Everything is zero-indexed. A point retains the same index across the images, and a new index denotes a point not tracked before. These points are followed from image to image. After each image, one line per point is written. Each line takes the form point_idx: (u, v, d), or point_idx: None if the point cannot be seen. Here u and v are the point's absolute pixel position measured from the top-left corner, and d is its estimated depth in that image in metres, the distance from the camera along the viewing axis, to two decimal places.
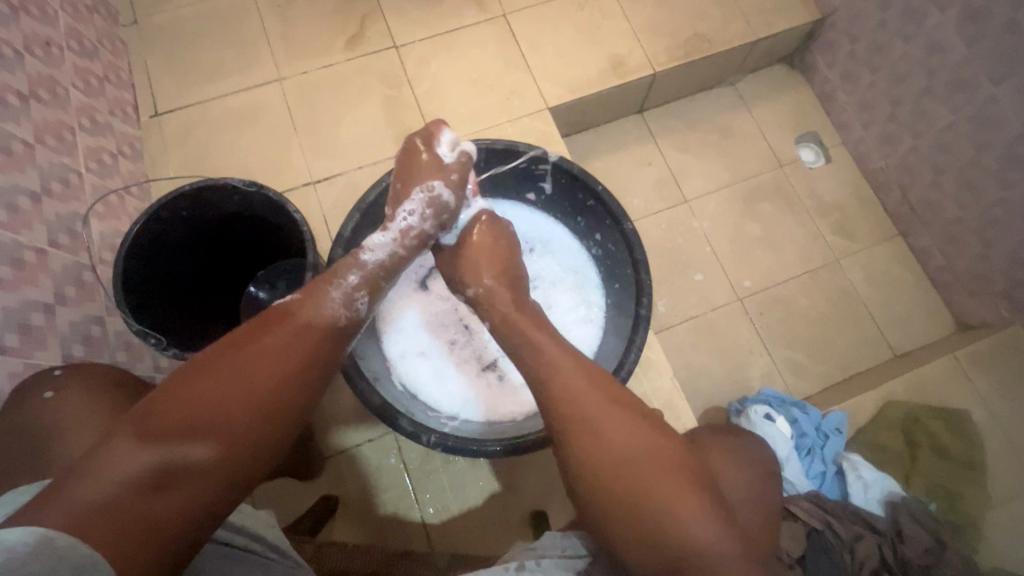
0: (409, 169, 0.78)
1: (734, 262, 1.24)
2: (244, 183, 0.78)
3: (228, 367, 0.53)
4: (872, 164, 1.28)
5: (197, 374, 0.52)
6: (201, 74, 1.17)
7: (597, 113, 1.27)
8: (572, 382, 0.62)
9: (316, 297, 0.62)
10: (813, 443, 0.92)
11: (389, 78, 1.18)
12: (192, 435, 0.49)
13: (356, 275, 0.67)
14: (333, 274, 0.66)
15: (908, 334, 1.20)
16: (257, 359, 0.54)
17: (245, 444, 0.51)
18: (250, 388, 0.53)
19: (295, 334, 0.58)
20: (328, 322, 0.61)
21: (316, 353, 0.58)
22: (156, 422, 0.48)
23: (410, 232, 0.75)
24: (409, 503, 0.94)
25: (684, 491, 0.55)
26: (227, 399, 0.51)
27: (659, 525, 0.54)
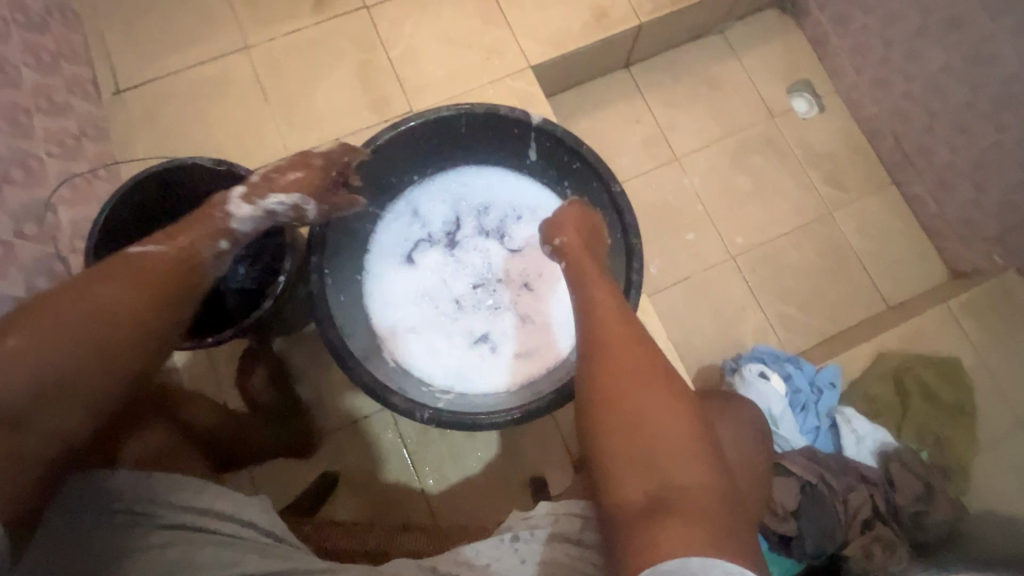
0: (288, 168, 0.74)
1: (725, 219, 1.22)
2: (212, 162, 0.75)
3: (67, 314, 0.51)
4: (865, 111, 1.24)
5: (28, 316, 0.50)
6: (161, 44, 1.11)
7: (581, 70, 1.22)
8: (602, 320, 0.63)
9: (184, 244, 0.63)
10: (807, 399, 0.92)
11: (361, 41, 1.12)
12: (28, 388, 0.48)
13: (226, 242, 0.67)
14: (201, 224, 0.66)
15: (901, 284, 1.19)
16: (97, 307, 0.53)
17: (84, 396, 0.51)
18: (88, 336, 0.51)
19: (148, 281, 0.58)
20: (193, 269, 0.63)
21: (164, 304, 0.58)
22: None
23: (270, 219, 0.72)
24: (408, 476, 0.95)
25: (670, 427, 0.55)
26: (65, 350, 0.50)
27: (643, 456, 0.55)
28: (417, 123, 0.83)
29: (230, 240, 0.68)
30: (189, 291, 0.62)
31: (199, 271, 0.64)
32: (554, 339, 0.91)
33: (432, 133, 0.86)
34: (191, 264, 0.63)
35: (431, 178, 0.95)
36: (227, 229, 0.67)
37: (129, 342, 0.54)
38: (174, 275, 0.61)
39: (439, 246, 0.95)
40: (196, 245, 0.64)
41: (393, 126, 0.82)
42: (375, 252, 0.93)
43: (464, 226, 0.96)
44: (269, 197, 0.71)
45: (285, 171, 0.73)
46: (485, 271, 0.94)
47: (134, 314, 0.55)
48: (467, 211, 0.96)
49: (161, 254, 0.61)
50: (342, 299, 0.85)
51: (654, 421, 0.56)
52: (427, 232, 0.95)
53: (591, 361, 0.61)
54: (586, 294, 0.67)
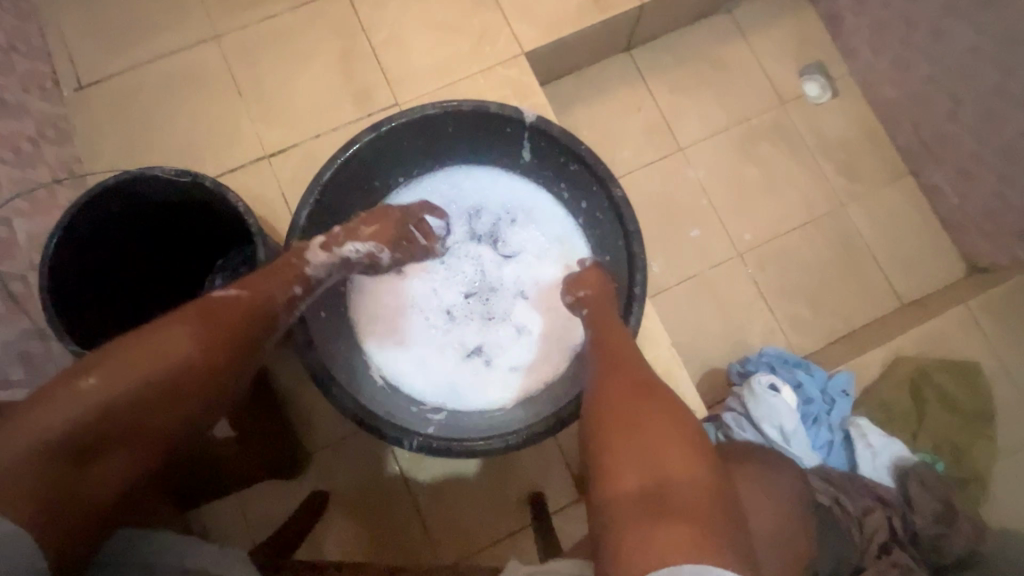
0: (370, 220, 0.78)
1: (732, 213, 1.15)
2: (172, 171, 0.67)
3: (151, 355, 0.55)
4: (882, 95, 1.17)
5: (123, 351, 0.54)
6: (124, 34, 1.02)
7: (579, 54, 1.13)
8: (614, 342, 0.70)
9: (261, 290, 0.65)
10: (819, 410, 0.87)
11: (341, 28, 1.04)
12: (108, 421, 0.52)
13: (300, 288, 0.69)
14: (279, 271, 0.68)
15: (916, 280, 1.14)
16: (177, 350, 0.56)
17: (152, 432, 0.55)
18: (165, 379, 0.55)
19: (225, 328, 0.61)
20: (267, 316, 0.65)
21: (233, 353, 0.61)
22: (72, 397, 0.51)
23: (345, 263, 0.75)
24: (402, 494, 0.90)
25: (666, 427, 0.59)
26: (142, 391, 0.54)
27: (640, 446, 0.58)
28: (400, 123, 0.76)
29: (304, 285, 0.70)
30: (257, 339, 0.64)
31: (272, 319, 0.66)
32: (550, 349, 0.86)
33: (417, 133, 0.80)
34: (266, 313, 0.65)
35: (418, 179, 0.89)
36: (302, 276, 0.69)
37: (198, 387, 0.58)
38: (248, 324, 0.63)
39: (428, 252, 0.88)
40: (274, 293, 0.66)
41: (374, 126, 0.75)
42: None
43: (454, 230, 0.89)
44: (347, 245, 0.74)
45: (364, 221, 0.77)
46: (478, 279, 0.88)
47: (205, 363, 0.58)
48: (457, 214, 0.90)
49: (242, 298, 0.64)
50: (324, 316, 0.79)
51: (648, 425, 0.60)
52: None
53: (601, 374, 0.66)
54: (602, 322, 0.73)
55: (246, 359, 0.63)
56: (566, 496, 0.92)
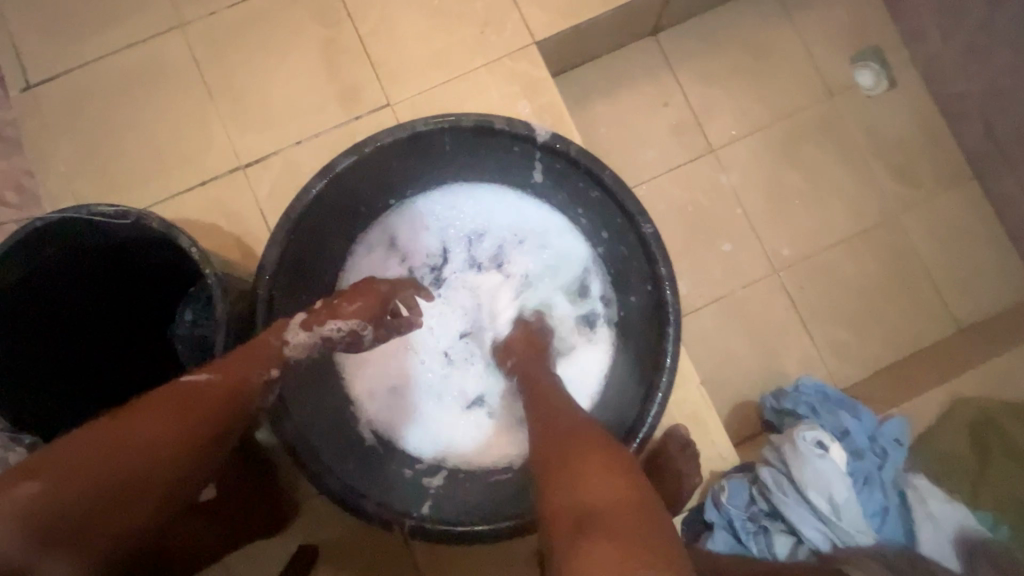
0: (357, 292, 0.66)
1: (769, 225, 1.02)
2: (113, 211, 0.56)
3: (102, 452, 0.46)
4: (949, 87, 1.01)
5: (68, 450, 0.45)
6: (77, 24, 0.89)
7: (598, 41, 0.98)
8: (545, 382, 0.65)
9: (238, 375, 0.56)
10: (871, 467, 0.77)
11: (323, 14, 0.90)
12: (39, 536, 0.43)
13: (278, 370, 0.59)
14: (256, 351, 0.58)
15: (977, 303, 1.01)
16: (136, 444, 0.47)
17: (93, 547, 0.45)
18: (118, 485, 0.45)
19: (194, 416, 0.51)
20: (243, 403, 0.56)
21: (202, 445, 0.51)
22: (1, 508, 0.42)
23: (324, 343, 0.64)
24: (398, 549, 0.82)
25: (596, 455, 0.50)
26: (86, 497, 0.44)
27: (562, 468, 0.51)
28: (387, 142, 0.64)
29: (280, 367, 0.60)
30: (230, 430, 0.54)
31: (249, 405, 0.56)
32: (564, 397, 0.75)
33: (408, 151, 0.67)
34: (241, 397, 0.55)
35: (412, 200, 0.77)
36: (280, 359, 0.60)
37: (158, 489, 0.48)
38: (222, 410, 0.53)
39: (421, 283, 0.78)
40: (251, 376, 0.56)
41: (354, 147, 0.62)
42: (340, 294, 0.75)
43: (452, 258, 0.79)
44: (329, 322, 0.64)
45: (347, 295, 0.65)
46: (478, 314, 0.78)
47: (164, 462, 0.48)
48: (457, 240, 0.79)
49: (214, 382, 0.55)
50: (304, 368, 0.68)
51: (571, 457, 0.51)
52: (405, 266, 0.77)
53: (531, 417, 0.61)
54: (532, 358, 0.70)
55: (219, 451, 0.53)
56: None
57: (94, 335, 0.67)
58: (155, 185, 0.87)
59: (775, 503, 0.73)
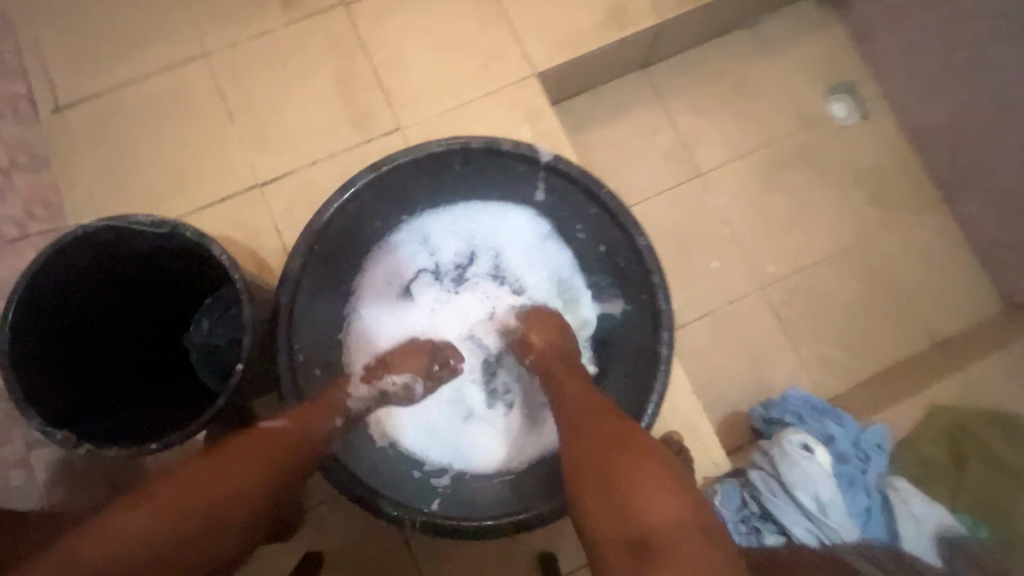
0: (402, 350, 0.78)
1: (754, 244, 1.08)
2: (148, 220, 0.60)
3: (187, 494, 0.51)
4: (916, 119, 1.10)
5: (158, 493, 0.50)
6: (108, 54, 0.95)
7: (593, 74, 1.06)
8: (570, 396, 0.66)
9: (308, 424, 0.62)
10: (855, 470, 0.81)
11: (339, 47, 0.96)
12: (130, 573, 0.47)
13: (341, 419, 0.66)
14: (326, 400, 0.66)
15: (952, 318, 1.06)
16: (215, 492, 0.52)
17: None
18: (204, 523, 0.51)
19: (266, 465, 0.56)
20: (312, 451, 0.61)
21: (272, 493, 0.57)
22: (96, 544, 0.46)
23: (383, 394, 0.74)
24: (403, 552, 0.84)
25: (644, 460, 0.54)
26: (177, 535, 0.49)
27: (614, 492, 0.52)
28: (403, 162, 0.69)
29: (345, 418, 0.68)
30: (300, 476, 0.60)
31: (319, 454, 0.62)
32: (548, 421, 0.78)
33: (422, 172, 0.73)
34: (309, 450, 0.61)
35: (423, 215, 0.81)
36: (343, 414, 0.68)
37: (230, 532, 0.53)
38: (291, 461, 0.58)
39: (443, 283, 0.84)
40: (320, 427, 0.63)
41: (373, 166, 0.68)
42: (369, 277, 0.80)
43: (476, 263, 0.85)
44: (385, 377, 0.74)
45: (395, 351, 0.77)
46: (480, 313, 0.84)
47: (240, 507, 0.53)
48: (479, 249, 0.85)
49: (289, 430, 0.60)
50: (319, 374, 0.71)
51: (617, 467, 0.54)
52: (433, 264, 0.84)
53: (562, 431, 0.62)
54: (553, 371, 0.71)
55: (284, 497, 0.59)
56: (578, 558, 0.85)
57: (119, 338, 0.70)
58: (176, 202, 0.92)
59: (766, 504, 0.77)
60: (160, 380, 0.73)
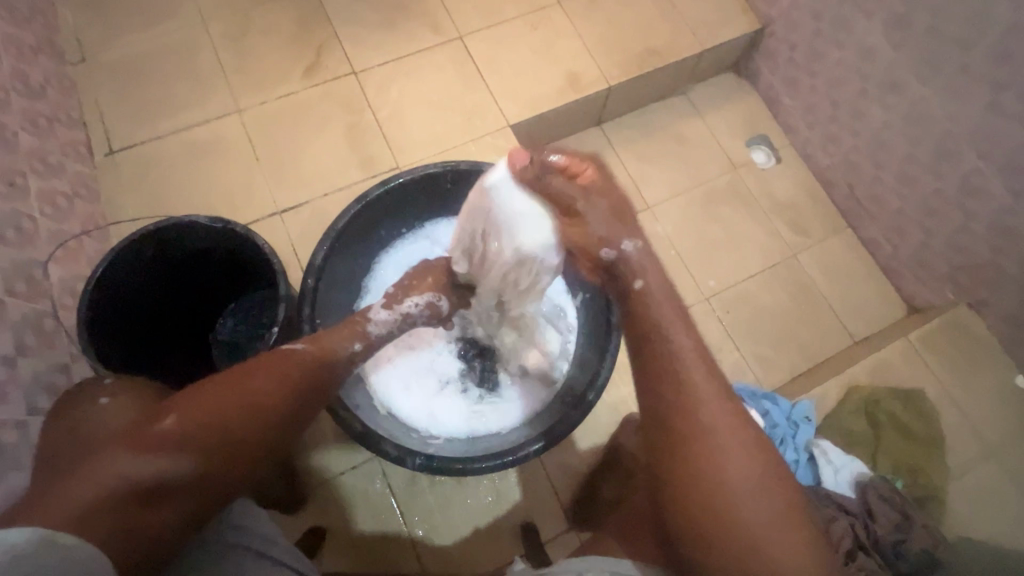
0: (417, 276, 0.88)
1: (698, 263, 1.29)
2: (209, 220, 0.77)
3: (200, 412, 0.56)
4: (819, 162, 1.35)
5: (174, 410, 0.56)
6: (156, 109, 1.14)
7: (557, 128, 1.30)
8: (691, 388, 0.59)
9: (319, 349, 0.71)
10: (785, 433, 0.97)
11: (350, 104, 1.18)
12: (159, 476, 0.52)
13: (360, 343, 0.75)
14: (343, 330, 0.75)
15: (865, 321, 1.26)
16: (225, 412, 0.58)
17: (201, 478, 0.55)
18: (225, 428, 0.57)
19: (283, 384, 0.63)
20: (320, 373, 0.69)
21: (288, 409, 0.63)
22: (126, 447, 0.52)
23: (409, 316, 0.84)
24: (397, 527, 0.93)
25: (770, 495, 0.55)
26: (199, 437, 0.55)
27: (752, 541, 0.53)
28: (407, 179, 0.88)
29: (363, 342, 0.76)
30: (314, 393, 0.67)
31: (330, 375, 0.70)
32: (567, 320, 0.95)
33: (421, 188, 0.92)
34: (314, 377, 0.68)
35: (423, 225, 0.99)
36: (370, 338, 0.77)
37: (244, 450, 0.58)
38: (305, 381, 0.66)
39: None
40: (332, 351, 0.72)
41: (383, 182, 0.87)
42: (389, 256, 0.98)
43: None
44: (404, 302, 0.84)
45: (414, 282, 0.86)
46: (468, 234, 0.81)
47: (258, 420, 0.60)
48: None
49: (299, 356, 0.68)
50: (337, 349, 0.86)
51: (753, 505, 0.54)
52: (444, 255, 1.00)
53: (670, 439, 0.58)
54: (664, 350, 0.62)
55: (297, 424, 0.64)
56: (556, 526, 0.96)
57: (164, 317, 0.87)
58: None
59: None
60: (189, 352, 0.91)
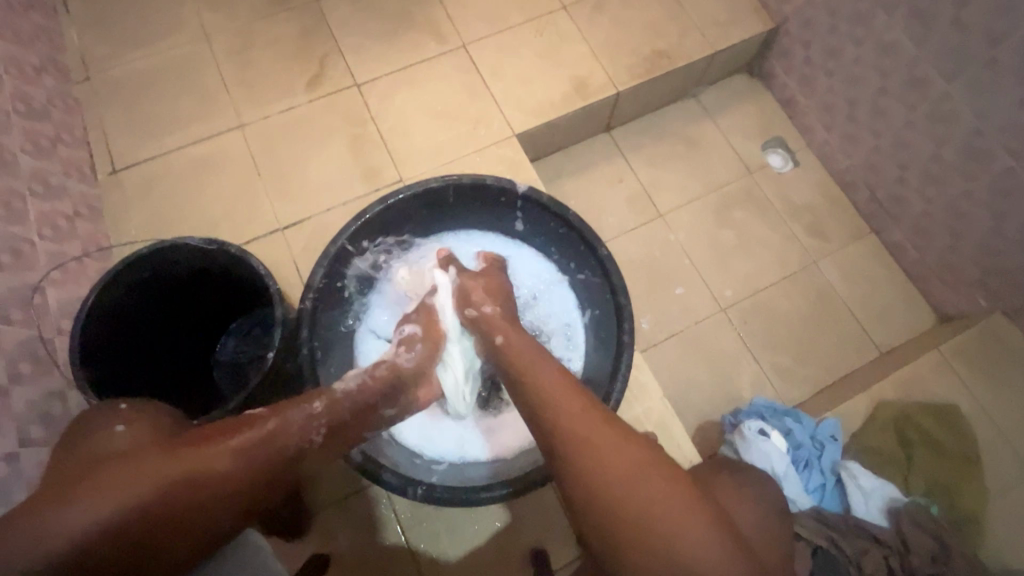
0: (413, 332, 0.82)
1: (713, 272, 1.24)
2: (204, 242, 0.76)
3: (149, 481, 0.53)
4: (839, 164, 1.30)
5: (121, 474, 0.53)
6: (156, 125, 1.13)
7: (564, 135, 1.27)
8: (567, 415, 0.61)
9: (288, 420, 0.63)
10: (810, 455, 0.95)
11: (351, 116, 1.16)
12: (82, 544, 0.50)
13: (321, 403, 0.67)
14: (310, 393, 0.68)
15: (892, 330, 1.20)
16: (175, 476, 0.54)
17: (137, 550, 0.52)
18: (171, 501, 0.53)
19: (239, 461, 0.58)
20: (287, 447, 0.62)
21: (241, 488, 0.58)
22: (55, 521, 0.49)
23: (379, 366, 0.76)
24: (403, 555, 0.90)
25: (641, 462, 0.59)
26: (138, 509, 0.52)
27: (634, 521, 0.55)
28: (408, 194, 0.86)
29: (326, 402, 0.67)
30: (281, 470, 0.61)
31: (295, 450, 0.63)
32: (575, 337, 0.92)
33: (423, 204, 0.89)
34: (279, 447, 0.62)
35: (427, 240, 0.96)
36: (349, 403, 0.70)
37: (189, 523, 0.55)
38: (265, 456, 0.60)
39: None
40: (298, 423, 0.64)
41: (383, 198, 0.85)
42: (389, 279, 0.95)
43: None
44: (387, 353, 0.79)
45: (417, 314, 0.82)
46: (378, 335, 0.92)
47: (208, 497, 0.55)
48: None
49: (270, 428, 0.62)
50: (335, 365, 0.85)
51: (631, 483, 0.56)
52: None
53: (556, 449, 0.60)
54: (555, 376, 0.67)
55: (254, 504, 0.59)
56: (568, 553, 0.91)
57: (165, 341, 0.86)
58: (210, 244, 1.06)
59: None
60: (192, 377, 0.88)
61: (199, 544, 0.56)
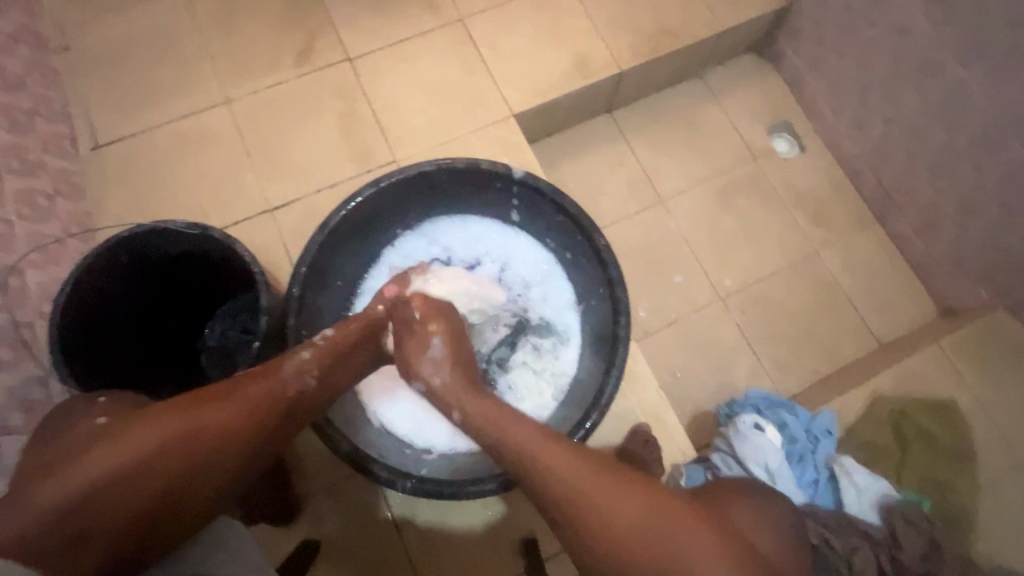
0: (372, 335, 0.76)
1: (713, 260, 1.21)
2: (183, 226, 0.74)
3: (137, 443, 0.54)
4: (846, 151, 1.26)
5: (105, 443, 0.54)
6: (137, 99, 1.08)
7: (564, 116, 1.22)
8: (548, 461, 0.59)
9: (280, 370, 0.65)
10: (804, 449, 0.95)
11: (343, 93, 1.11)
12: (92, 495, 0.51)
13: (309, 352, 0.68)
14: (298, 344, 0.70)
15: (892, 323, 1.19)
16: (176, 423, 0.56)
17: (147, 493, 0.54)
18: (173, 447, 0.55)
19: (234, 408, 0.59)
20: (281, 394, 0.64)
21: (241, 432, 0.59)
22: (55, 486, 0.50)
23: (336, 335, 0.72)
24: (392, 543, 0.89)
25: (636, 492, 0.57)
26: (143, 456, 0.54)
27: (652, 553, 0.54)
28: (399, 178, 0.83)
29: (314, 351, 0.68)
30: (278, 417, 0.63)
31: (290, 396, 0.64)
32: (569, 330, 0.90)
33: (415, 188, 0.86)
34: (275, 395, 0.63)
35: (421, 225, 0.93)
36: (336, 349, 0.71)
37: (195, 466, 0.56)
38: (261, 402, 0.61)
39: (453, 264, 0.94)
40: (287, 371, 0.65)
41: (373, 181, 0.81)
42: (379, 264, 0.92)
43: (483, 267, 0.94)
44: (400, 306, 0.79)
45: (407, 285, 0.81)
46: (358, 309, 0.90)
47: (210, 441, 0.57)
48: (486, 252, 0.94)
49: (261, 379, 0.63)
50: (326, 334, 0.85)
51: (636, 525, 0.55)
52: (443, 254, 0.94)
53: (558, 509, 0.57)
54: (582, 502, 0.56)
55: (256, 449, 0.61)
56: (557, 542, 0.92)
57: (150, 326, 0.84)
58: None
59: None
60: (176, 363, 0.87)
61: (209, 487, 0.57)
